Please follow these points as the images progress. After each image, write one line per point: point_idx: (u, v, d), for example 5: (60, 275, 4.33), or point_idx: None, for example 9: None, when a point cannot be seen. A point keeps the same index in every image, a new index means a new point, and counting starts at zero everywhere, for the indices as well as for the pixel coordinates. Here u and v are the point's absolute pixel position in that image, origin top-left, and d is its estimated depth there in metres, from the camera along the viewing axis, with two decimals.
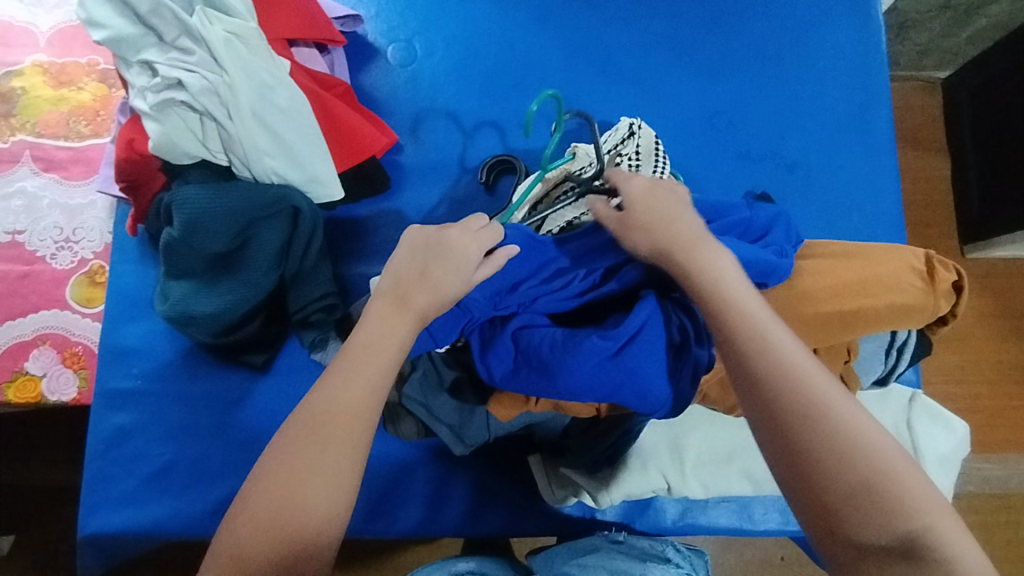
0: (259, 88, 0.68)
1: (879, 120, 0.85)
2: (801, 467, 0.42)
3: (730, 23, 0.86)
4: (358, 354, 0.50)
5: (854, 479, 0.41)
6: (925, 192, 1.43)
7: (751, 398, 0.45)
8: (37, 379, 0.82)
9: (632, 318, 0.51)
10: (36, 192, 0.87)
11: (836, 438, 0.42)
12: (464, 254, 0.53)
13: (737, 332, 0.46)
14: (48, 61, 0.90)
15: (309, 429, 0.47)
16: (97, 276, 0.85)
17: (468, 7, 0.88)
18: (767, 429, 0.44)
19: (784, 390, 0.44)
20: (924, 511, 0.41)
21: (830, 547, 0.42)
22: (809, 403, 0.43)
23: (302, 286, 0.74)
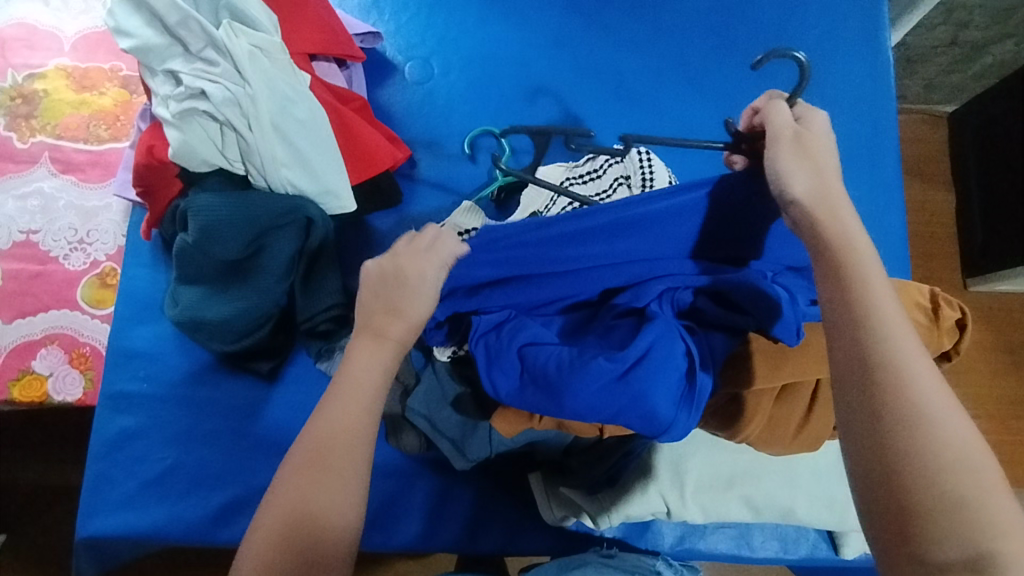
0: (281, 101, 0.69)
1: (887, 153, 0.86)
2: (889, 469, 0.41)
3: (742, 52, 0.88)
4: (353, 379, 0.53)
5: (945, 489, 0.40)
6: (927, 224, 1.45)
7: (853, 384, 0.43)
8: (43, 379, 0.82)
9: (636, 342, 0.51)
10: (53, 193, 0.88)
11: (932, 449, 0.41)
12: (420, 278, 0.54)
13: (861, 314, 0.45)
14: (71, 65, 0.92)
15: (314, 457, 0.50)
16: (108, 278, 0.86)
17: (486, 27, 0.89)
18: (857, 424, 0.43)
19: (890, 380, 0.43)
20: (1017, 541, 0.38)
21: (903, 551, 0.40)
22: (915, 401, 0.42)
23: (308, 291, 0.75)
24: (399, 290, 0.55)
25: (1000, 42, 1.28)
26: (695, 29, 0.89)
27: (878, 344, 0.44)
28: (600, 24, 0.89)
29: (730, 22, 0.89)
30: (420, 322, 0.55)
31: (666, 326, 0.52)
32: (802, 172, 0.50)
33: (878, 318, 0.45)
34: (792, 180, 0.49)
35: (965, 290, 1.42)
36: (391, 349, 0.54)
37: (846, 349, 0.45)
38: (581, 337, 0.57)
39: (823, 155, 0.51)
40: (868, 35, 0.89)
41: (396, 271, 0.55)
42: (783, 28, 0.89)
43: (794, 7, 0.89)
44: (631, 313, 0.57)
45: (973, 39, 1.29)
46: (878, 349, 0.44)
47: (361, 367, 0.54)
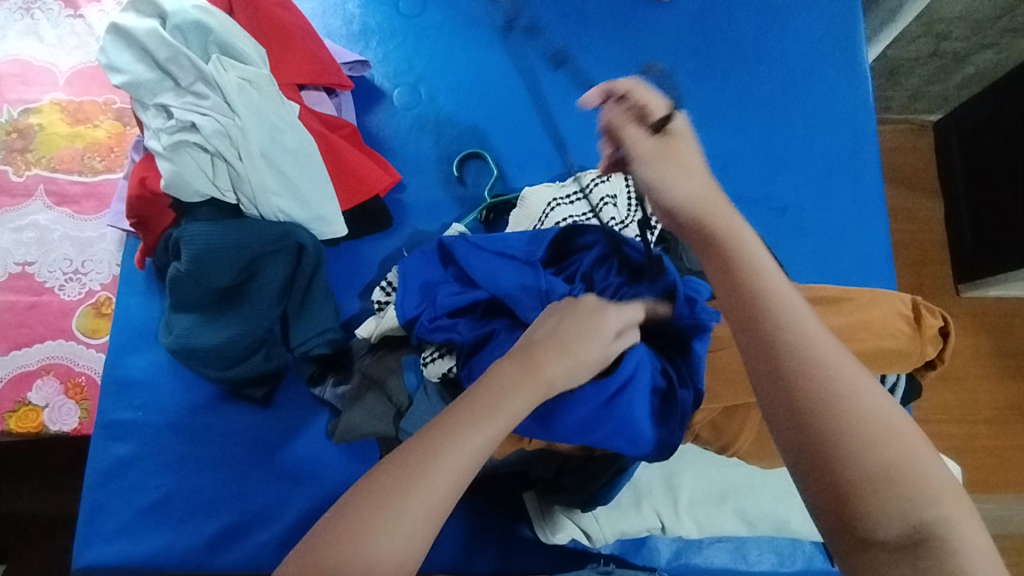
0: (270, 131, 0.71)
1: (869, 164, 0.88)
2: (817, 454, 0.43)
3: (724, 69, 0.90)
4: (487, 390, 0.48)
5: (871, 465, 0.42)
6: (914, 232, 1.48)
7: (768, 379, 0.46)
8: (39, 410, 0.83)
9: (623, 367, 0.54)
10: (48, 225, 0.89)
11: (852, 427, 0.43)
12: (603, 322, 0.54)
13: (760, 306, 0.48)
14: (66, 99, 0.94)
15: (418, 462, 0.45)
16: (103, 307, 0.87)
17: (473, 52, 0.91)
18: (782, 416, 0.45)
19: (801, 368, 0.45)
20: (937, 500, 0.42)
21: (839, 531, 0.42)
22: (830, 387, 0.44)
23: (303, 321, 0.76)
24: (580, 326, 0.53)
25: (981, 54, 1.30)
26: (677, 48, 0.91)
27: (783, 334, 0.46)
28: (584, 46, 0.91)
29: (711, 41, 0.91)
30: (583, 366, 0.51)
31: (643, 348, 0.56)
32: (678, 181, 0.57)
33: (774, 302, 0.48)
34: (669, 184, 0.56)
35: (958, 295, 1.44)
36: (540, 380, 0.49)
37: (757, 347, 0.47)
38: None
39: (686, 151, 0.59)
40: (845, 51, 0.91)
41: (580, 309, 0.55)
42: (762, 46, 0.91)
43: (773, 26, 0.92)
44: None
45: (954, 49, 1.32)
46: (785, 338, 0.46)
47: (502, 379, 0.49)
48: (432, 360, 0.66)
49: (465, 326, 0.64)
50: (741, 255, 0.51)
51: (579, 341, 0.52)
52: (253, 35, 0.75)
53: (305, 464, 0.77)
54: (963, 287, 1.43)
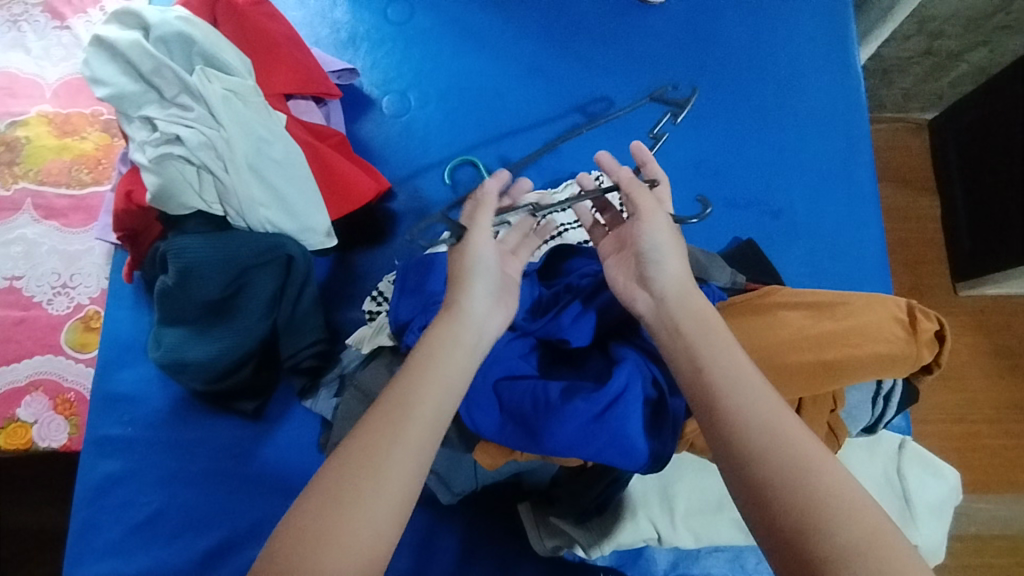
0: (255, 142, 0.70)
1: (863, 165, 0.87)
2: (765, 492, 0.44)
3: (715, 71, 0.89)
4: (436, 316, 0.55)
5: (840, 539, 0.40)
6: (911, 230, 1.48)
7: (730, 459, 0.46)
8: (28, 426, 0.82)
9: (613, 381, 0.54)
10: (36, 239, 0.88)
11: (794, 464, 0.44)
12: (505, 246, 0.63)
13: (715, 379, 0.49)
14: (53, 111, 0.93)
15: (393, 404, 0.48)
16: (91, 322, 0.86)
17: (462, 58, 0.91)
18: (737, 477, 0.45)
19: (758, 444, 0.45)
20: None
21: None
22: (795, 466, 0.44)
23: (296, 336, 0.76)
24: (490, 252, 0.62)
25: (975, 50, 1.31)
26: (668, 51, 0.90)
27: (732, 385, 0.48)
28: (575, 52, 0.90)
29: (703, 44, 0.90)
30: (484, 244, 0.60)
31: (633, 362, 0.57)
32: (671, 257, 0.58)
33: (725, 377, 0.49)
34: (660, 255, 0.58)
35: (956, 294, 1.43)
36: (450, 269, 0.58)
37: (705, 400, 0.49)
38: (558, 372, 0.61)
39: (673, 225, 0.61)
40: (837, 51, 0.91)
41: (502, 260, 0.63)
42: (754, 48, 0.90)
43: (765, 28, 0.91)
44: (597, 351, 0.61)
45: (948, 48, 1.32)
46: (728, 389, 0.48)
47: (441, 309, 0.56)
48: None
49: None
50: (695, 316, 0.53)
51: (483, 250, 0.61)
52: (238, 44, 0.74)
53: (298, 477, 0.76)
54: (960, 286, 1.42)
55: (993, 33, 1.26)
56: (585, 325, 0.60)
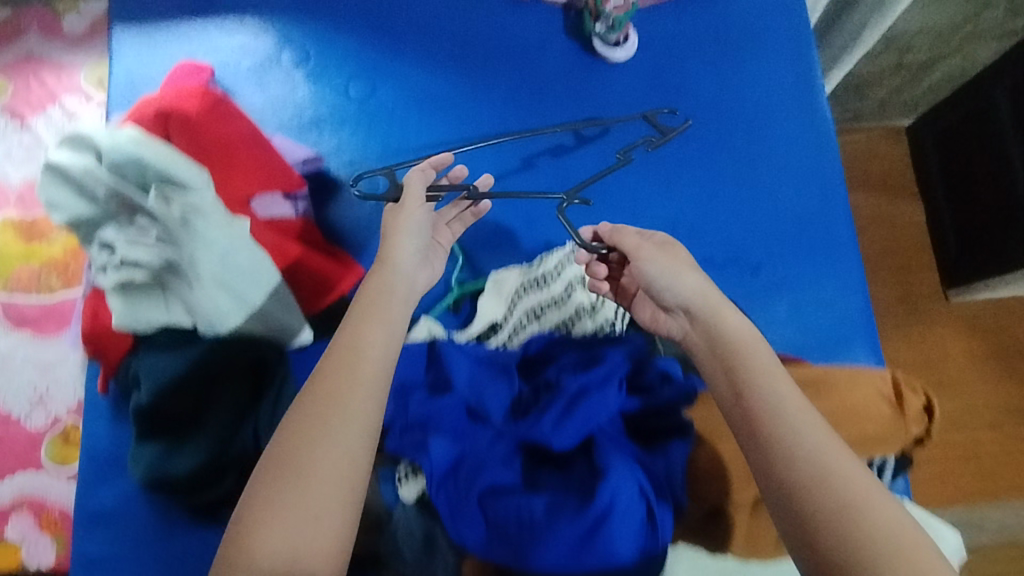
0: (219, 254, 0.69)
1: (840, 207, 0.86)
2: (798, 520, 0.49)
3: (684, 123, 0.88)
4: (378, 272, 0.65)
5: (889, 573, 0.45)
6: (897, 237, 1.47)
7: (777, 486, 0.51)
8: (16, 547, 0.80)
9: (600, 497, 0.55)
10: (9, 352, 0.87)
11: (834, 490, 0.49)
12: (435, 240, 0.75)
13: (757, 408, 0.54)
14: (18, 217, 0.92)
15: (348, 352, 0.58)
16: (71, 433, 0.84)
17: (430, 132, 0.90)
18: (783, 504, 0.50)
19: (806, 476, 0.50)
20: None
21: None
22: (841, 500, 0.49)
23: (270, 428, 0.69)
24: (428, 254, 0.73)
25: (948, 58, 1.31)
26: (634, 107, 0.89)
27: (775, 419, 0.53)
28: (541, 115, 0.90)
29: (669, 96, 0.89)
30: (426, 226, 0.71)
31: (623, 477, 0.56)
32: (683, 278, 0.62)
33: (770, 408, 0.54)
34: (674, 284, 0.62)
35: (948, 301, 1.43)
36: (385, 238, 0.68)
37: (751, 435, 0.54)
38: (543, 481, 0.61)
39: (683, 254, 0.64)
40: (805, 95, 0.90)
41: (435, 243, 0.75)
42: (722, 96, 0.89)
43: (730, 75, 0.90)
44: (582, 455, 0.61)
45: (919, 60, 1.32)
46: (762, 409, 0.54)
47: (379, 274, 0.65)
48: (406, 479, 0.67)
49: (434, 443, 0.61)
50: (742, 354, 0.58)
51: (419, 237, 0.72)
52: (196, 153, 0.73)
53: None
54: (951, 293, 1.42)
55: (965, 42, 1.26)
56: (571, 427, 0.59)
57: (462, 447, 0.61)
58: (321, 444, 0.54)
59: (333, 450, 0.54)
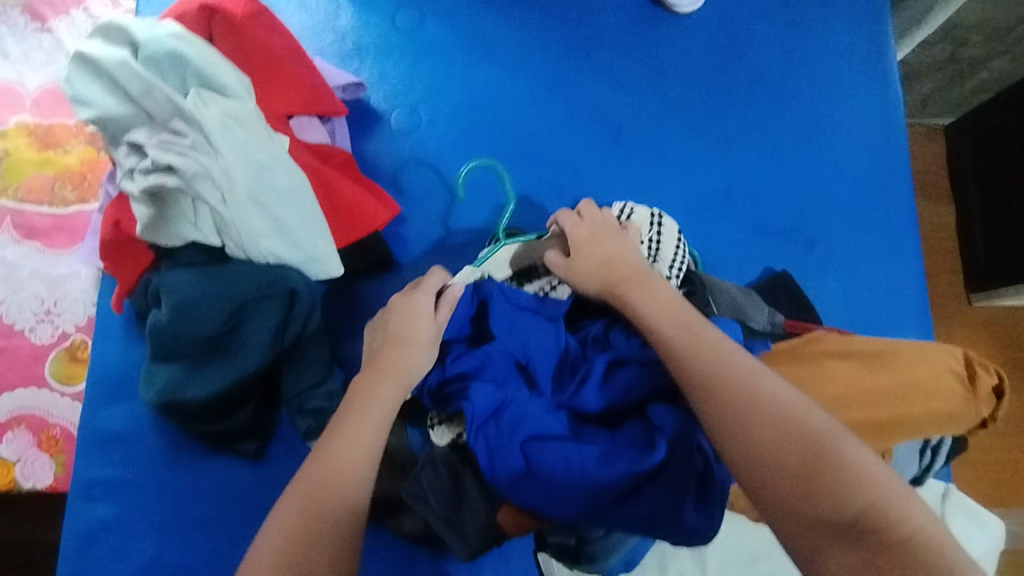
0: (257, 170, 0.63)
1: (901, 190, 0.82)
2: (736, 433, 0.45)
3: (751, 79, 0.83)
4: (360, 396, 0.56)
5: (807, 458, 0.42)
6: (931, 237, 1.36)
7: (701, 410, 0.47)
8: (11, 465, 0.77)
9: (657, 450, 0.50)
10: (17, 262, 0.82)
11: (769, 418, 0.45)
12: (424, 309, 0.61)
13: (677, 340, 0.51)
14: (34, 122, 0.86)
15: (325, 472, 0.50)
16: (78, 351, 0.81)
17: (472, 71, 0.83)
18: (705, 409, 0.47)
19: (722, 387, 0.47)
20: (889, 497, 0.40)
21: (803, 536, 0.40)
22: (756, 397, 0.46)
23: (318, 375, 0.71)
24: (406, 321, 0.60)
25: (996, 57, 1.21)
26: (697, 61, 0.84)
27: (701, 365, 0.48)
28: (598, 61, 0.83)
29: (735, 55, 0.84)
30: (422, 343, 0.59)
31: (665, 418, 0.52)
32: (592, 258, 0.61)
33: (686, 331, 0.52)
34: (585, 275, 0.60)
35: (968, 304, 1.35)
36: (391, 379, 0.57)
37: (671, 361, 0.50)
38: (589, 430, 0.55)
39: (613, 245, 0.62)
40: (875, 71, 0.85)
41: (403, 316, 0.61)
42: (787, 67, 0.84)
43: (800, 41, 0.85)
44: (636, 415, 0.55)
45: (971, 56, 1.23)
46: (695, 361, 0.49)
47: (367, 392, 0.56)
48: (436, 426, 0.65)
49: (479, 388, 0.57)
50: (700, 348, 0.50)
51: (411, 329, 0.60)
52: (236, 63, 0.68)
53: None
54: (974, 297, 1.33)
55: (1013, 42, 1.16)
56: (615, 387, 0.56)
57: (504, 393, 0.57)
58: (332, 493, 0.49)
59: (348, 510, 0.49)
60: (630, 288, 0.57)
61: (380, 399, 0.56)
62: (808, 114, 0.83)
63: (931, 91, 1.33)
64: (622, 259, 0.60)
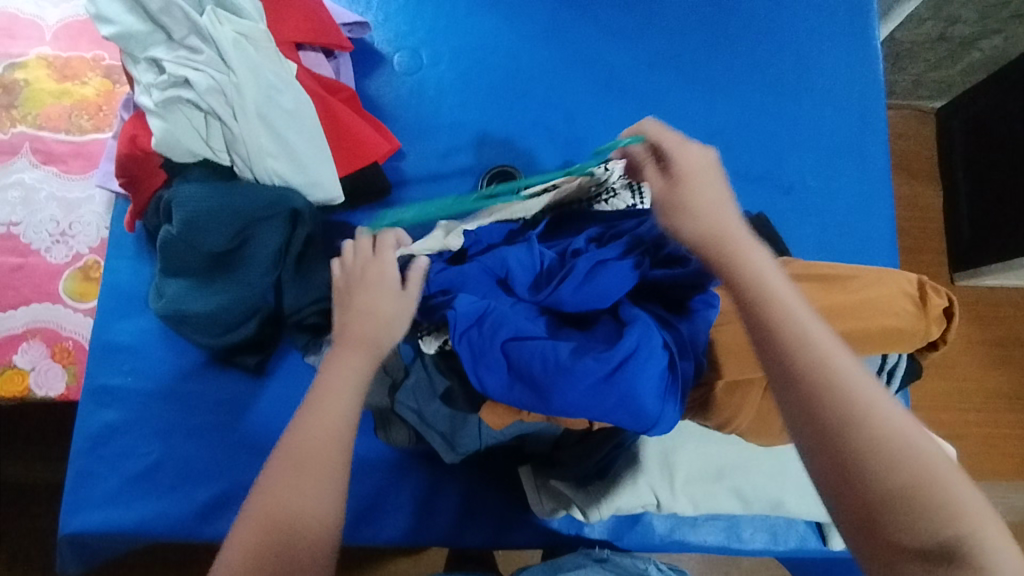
0: (266, 89, 0.68)
1: (875, 145, 0.86)
2: (841, 453, 0.43)
3: (737, 35, 0.87)
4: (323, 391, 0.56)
5: (897, 477, 0.42)
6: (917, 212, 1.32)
7: (801, 409, 0.45)
8: (25, 373, 0.81)
9: (620, 344, 0.53)
10: (34, 185, 0.86)
11: (868, 432, 0.43)
12: (380, 278, 0.62)
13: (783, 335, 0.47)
14: (53, 54, 0.90)
15: (292, 464, 0.51)
16: (91, 271, 0.85)
17: (472, 17, 0.87)
18: (802, 412, 0.45)
19: (830, 391, 0.45)
20: (966, 515, 0.41)
21: (872, 548, 0.42)
22: (858, 408, 0.44)
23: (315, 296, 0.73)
24: (361, 289, 0.62)
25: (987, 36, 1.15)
26: (687, 16, 0.88)
27: (816, 365, 0.45)
28: (591, 12, 0.87)
29: (722, 12, 0.88)
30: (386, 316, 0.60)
31: (646, 327, 0.55)
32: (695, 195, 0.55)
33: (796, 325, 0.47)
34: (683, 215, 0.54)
35: (951, 285, 1.29)
36: (364, 356, 0.58)
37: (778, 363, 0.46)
38: (565, 333, 0.59)
39: (711, 185, 0.55)
40: (858, 31, 0.89)
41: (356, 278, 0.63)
42: (772, 25, 0.88)
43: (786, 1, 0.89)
44: (607, 315, 0.60)
45: (963, 34, 1.16)
46: (810, 356, 0.46)
47: (335, 382, 0.56)
48: (425, 336, 0.64)
49: (462, 297, 0.60)
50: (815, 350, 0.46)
51: (366, 297, 0.61)
52: None
53: None
54: (957, 276, 1.27)
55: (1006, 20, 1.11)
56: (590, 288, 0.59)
57: (487, 302, 0.59)
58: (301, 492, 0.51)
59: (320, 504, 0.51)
60: (734, 248, 0.51)
61: (348, 383, 0.56)
62: (789, 71, 0.87)
63: (924, 71, 1.27)
64: (721, 202, 0.54)
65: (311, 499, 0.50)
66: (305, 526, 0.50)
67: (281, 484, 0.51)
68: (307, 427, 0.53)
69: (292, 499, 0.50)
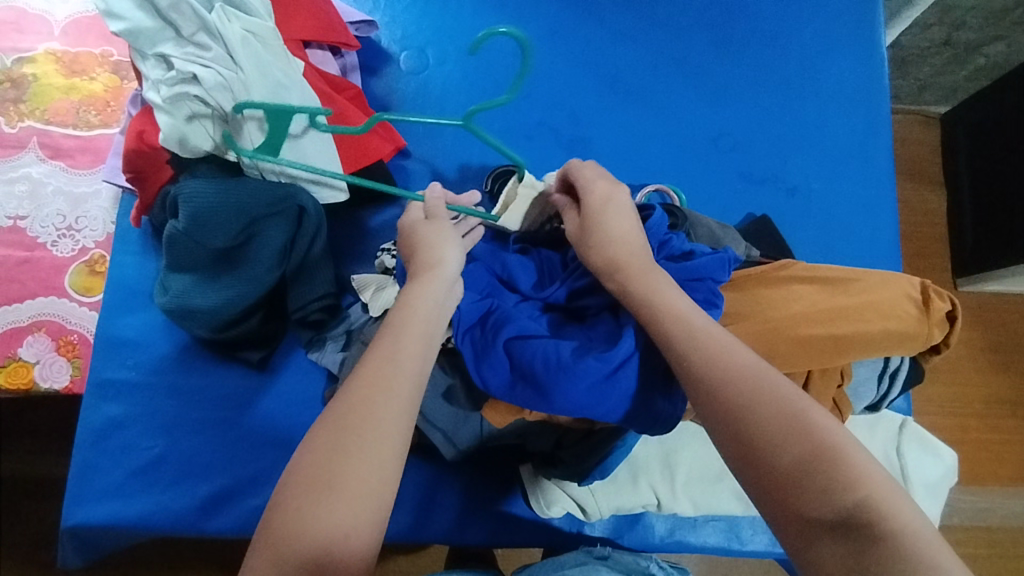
0: (274, 87, 0.69)
1: (879, 149, 0.86)
2: (743, 437, 0.45)
3: (743, 38, 0.88)
4: (381, 355, 0.50)
5: (794, 455, 0.44)
6: (921, 216, 1.31)
7: (700, 397, 0.47)
8: (29, 366, 0.82)
9: (619, 345, 0.55)
10: (41, 178, 0.87)
11: (766, 414, 0.45)
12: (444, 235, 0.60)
13: (674, 334, 0.50)
14: (61, 49, 0.91)
15: (338, 428, 0.47)
16: (97, 266, 0.86)
17: (479, 17, 0.87)
18: (702, 402, 0.47)
19: (726, 381, 0.47)
20: (865, 486, 0.42)
21: (786, 525, 0.43)
22: (754, 394, 0.46)
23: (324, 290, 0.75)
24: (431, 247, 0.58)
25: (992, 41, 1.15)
26: (693, 18, 0.88)
27: (740, 389, 0.46)
28: (598, 13, 0.87)
29: (728, 15, 0.88)
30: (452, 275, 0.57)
31: None
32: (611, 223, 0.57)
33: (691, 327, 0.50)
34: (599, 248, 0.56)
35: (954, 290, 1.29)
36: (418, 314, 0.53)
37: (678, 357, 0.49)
38: (567, 330, 0.60)
39: (621, 218, 0.57)
40: (863, 35, 0.89)
41: (415, 237, 0.60)
42: (778, 28, 0.88)
43: (792, 4, 0.89)
44: (608, 311, 0.60)
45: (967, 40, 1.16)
46: (727, 373, 0.47)
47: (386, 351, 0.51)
48: None
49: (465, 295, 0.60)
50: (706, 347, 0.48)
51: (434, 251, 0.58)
52: None
53: (298, 432, 0.77)
54: (961, 282, 1.27)
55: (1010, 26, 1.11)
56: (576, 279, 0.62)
57: (490, 301, 0.60)
58: (352, 455, 0.46)
59: (370, 469, 0.46)
60: (645, 274, 0.54)
61: (405, 350, 0.51)
62: (794, 74, 0.87)
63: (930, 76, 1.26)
64: (631, 236, 0.56)
65: (361, 466, 0.45)
66: (355, 493, 0.45)
67: (325, 450, 0.46)
68: (358, 391, 0.48)
69: (340, 467, 0.45)
